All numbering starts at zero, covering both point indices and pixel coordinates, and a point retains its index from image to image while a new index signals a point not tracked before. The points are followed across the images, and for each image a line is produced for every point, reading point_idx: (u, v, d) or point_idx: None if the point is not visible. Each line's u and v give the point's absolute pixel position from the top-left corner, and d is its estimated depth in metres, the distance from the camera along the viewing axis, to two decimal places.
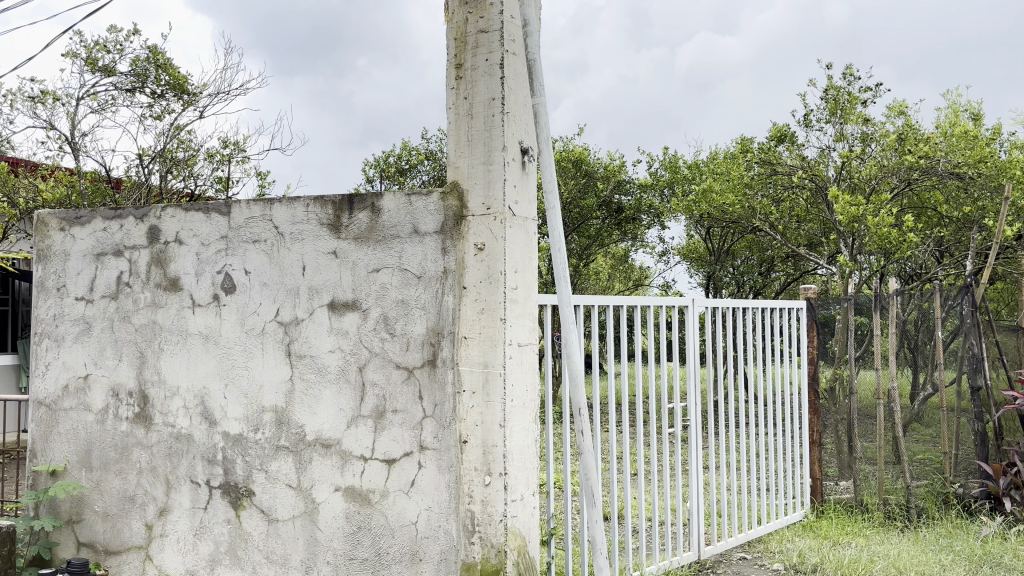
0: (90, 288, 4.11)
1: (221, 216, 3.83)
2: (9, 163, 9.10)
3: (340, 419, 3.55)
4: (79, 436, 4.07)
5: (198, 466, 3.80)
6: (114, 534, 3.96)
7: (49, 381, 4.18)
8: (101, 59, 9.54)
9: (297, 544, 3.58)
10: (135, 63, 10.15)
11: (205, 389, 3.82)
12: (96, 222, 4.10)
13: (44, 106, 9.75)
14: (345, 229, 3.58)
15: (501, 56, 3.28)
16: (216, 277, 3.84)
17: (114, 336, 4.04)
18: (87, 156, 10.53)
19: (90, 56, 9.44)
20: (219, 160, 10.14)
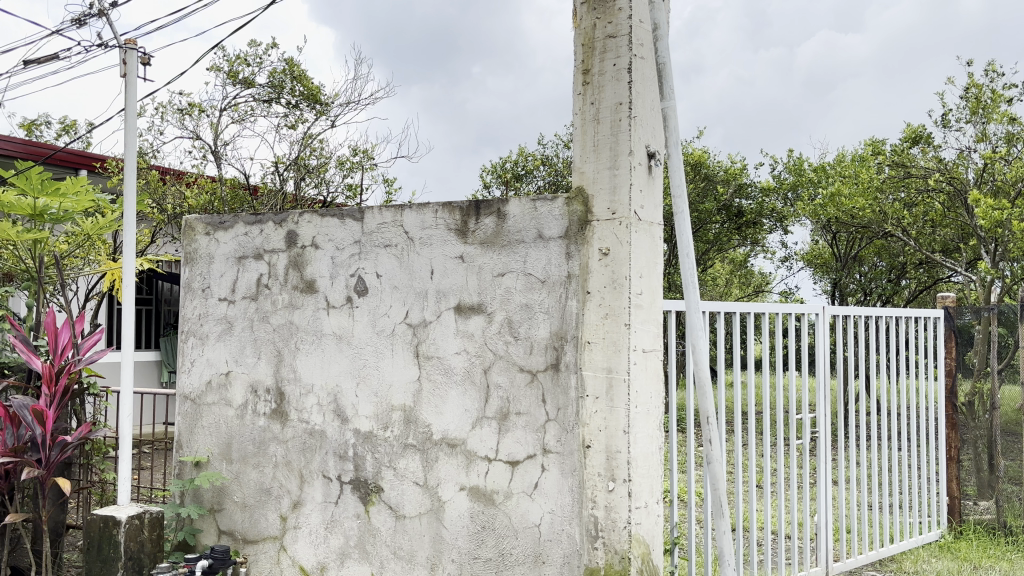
0: (233, 289, 4.33)
1: (355, 221, 3.98)
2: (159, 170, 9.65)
3: (465, 420, 3.62)
4: (220, 429, 4.29)
5: (330, 461, 3.95)
6: (252, 524, 4.15)
7: (194, 376, 4.42)
8: (241, 72, 10.05)
9: (424, 541, 3.67)
10: (272, 75, 10.64)
11: (338, 387, 3.97)
12: (238, 227, 4.32)
13: (191, 117, 10.35)
14: (471, 234, 3.66)
15: (629, 61, 3.27)
16: (350, 280, 3.99)
17: (254, 335, 4.25)
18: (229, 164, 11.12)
19: (232, 69, 9.96)
20: (349, 167, 10.50)
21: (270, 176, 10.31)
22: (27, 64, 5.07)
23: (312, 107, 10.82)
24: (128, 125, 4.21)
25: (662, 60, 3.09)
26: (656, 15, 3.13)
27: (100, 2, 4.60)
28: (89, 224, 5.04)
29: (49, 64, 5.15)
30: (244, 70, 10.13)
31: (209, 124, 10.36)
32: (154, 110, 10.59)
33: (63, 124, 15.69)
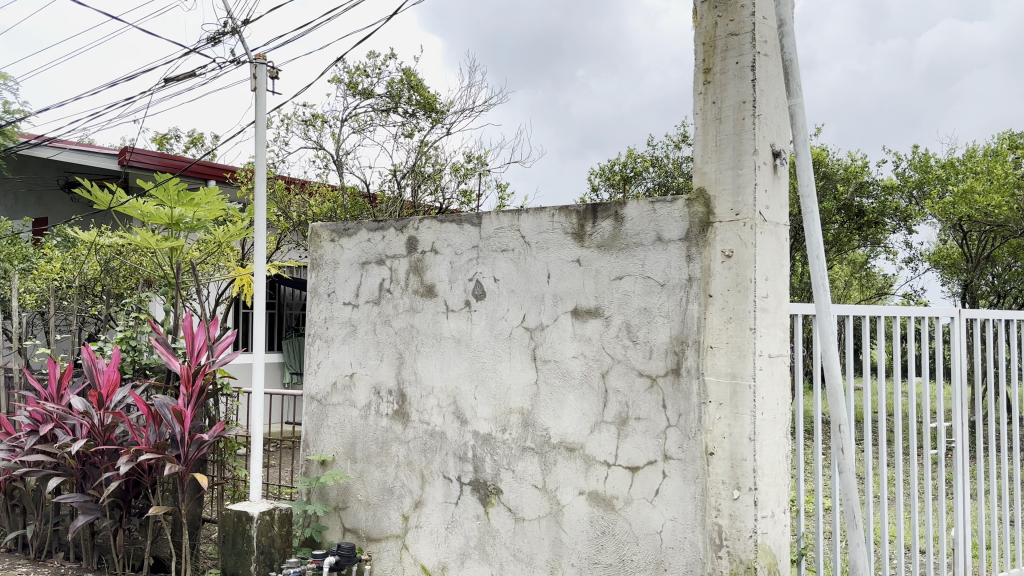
0: (356, 294, 4.47)
1: (473, 226, 4.03)
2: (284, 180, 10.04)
3: (583, 424, 3.61)
4: (345, 429, 4.43)
5: (450, 462, 4.01)
6: (375, 522, 4.25)
7: (320, 378, 4.58)
8: (361, 83, 10.35)
9: (544, 544, 3.67)
10: (390, 85, 10.92)
11: (457, 389, 4.03)
12: (361, 233, 4.45)
13: (314, 128, 10.74)
14: (588, 237, 3.65)
15: (752, 59, 3.20)
16: (468, 285, 4.04)
17: (376, 338, 4.36)
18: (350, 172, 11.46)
19: (352, 80, 10.28)
20: (463, 173, 10.66)
21: (389, 183, 10.60)
22: (166, 82, 5.38)
23: (429, 115, 11.03)
24: (258, 137, 4.39)
25: (788, 56, 3.00)
26: (781, 12, 3.05)
27: (232, 21, 4.83)
28: (221, 232, 5.29)
29: (186, 81, 5.45)
30: (364, 81, 10.44)
31: (331, 134, 10.72)
32: (280, 122, 11.03)
33: (192, 136, 16.58)
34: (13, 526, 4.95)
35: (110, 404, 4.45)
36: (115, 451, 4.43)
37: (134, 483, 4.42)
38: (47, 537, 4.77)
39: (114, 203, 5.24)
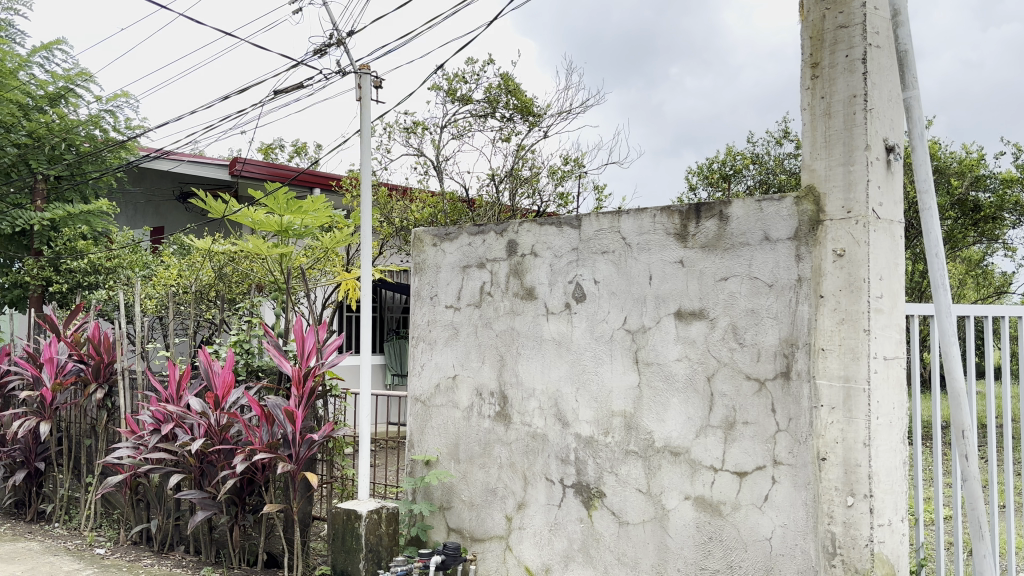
0: (458, 297, 4.52)
1: (573, 228, 4.03)
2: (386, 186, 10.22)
3: (688, 427, 3.56)
4: (448, 430, 4.48)
5: (552, 465, 4.02)
6: (479, 522, 4.29)
7: (423, 379, 4.65)
8: (459, 89, 10.50)
9: (648, 548, 3.64)
10: (488, 91, 11.03)
11: (559, 391, 4.03)
12: (462, 237, 4.51)
13: (415, 135, 10.95)
14: (692, 237, 3.60)
15: (863, 51, 3.09)
16: (568, 287, 4.04)
17: (478, 340, 4.41)
18: (450, 178, 11.64)
19: (451, 87, 10.44)
20: (560, 176, 10.68)
21: (487, 188, 10.75)
22: (276, 94, 5.58)
23: (526, 118, 11.10)
24: (364, 145, 4.51)
25: (903, 48, 2.89)
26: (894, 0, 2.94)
27: (337, 32, 4.98)
28: (328, 239, 5.45)
29: (294, 93, 5.63)
30: (462, 87, 10.58)
31: (431, 140, 10.92)
32: (383, 130, 11.30)
33: (296, 146, 17.17)
34: (138, 519, 5.23)
35: (225, 405, 4.64)
36: (230, 450, 4.62)
37: (248, 481, 4.60)
38: (169, 531, 5.02)
39: (227, 213, 5.46)
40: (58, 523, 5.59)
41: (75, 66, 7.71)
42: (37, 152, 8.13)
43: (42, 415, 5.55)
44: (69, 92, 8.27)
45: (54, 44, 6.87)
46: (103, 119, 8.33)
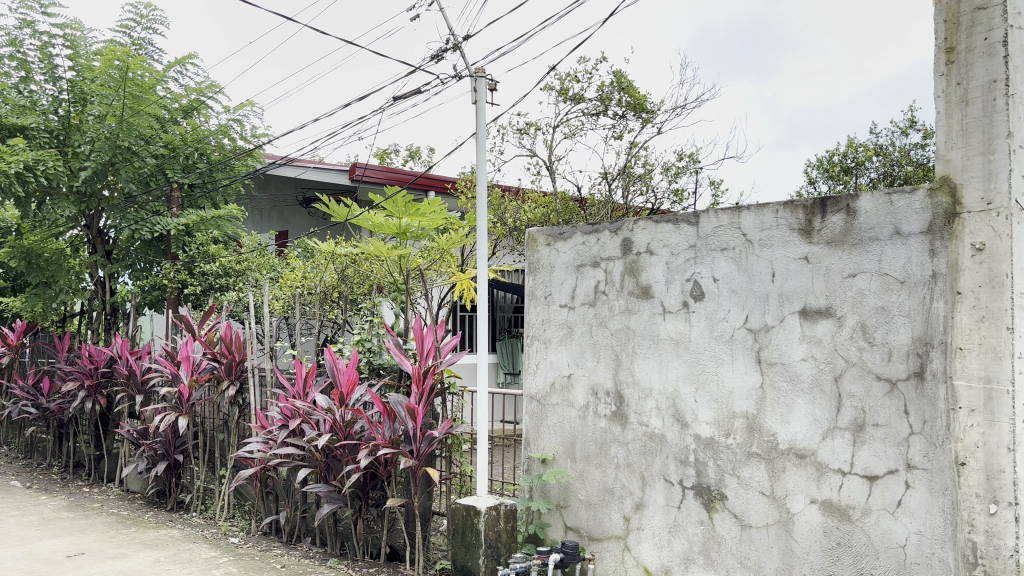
0: (573, 296, 4.52)
1: (690, 226, 3.98)
2: (500, 186, 10.34)
3: (813, 430, 3.45)
4: (564, 429, 4.48)
5: (671, 466, 3.97)
6: (596, 522, 4.28)
7: (539, 378, 4.66)
8: (572, 88, 10.51)
9: (773, 552, 3.55)
10: (601, 89, 10.98)
11: (677, 392, 3.98)
12: (576, 236, 4.50)
13: (528, 136, 11.03)
14: (817, 233, 3.49)
15: (1004, 33, 2.92)
16: (686, 285, 3.98)
17: (593, 339, 4.39)
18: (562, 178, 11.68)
19: (563, 86, 10.46)
20: (674, 172, 10.54)
21: (599, 186, 10.73)
22: (395, 100, 5.73)
23: (639, 115, 11.02)
24: (479, 147, 4.57)
25: None
26: None
27: (453, 37, 5.07)
28: (444, 240, 5.56)
29: (412, 98, 5.76)
30: (574, 86, 10.59)
31: (543, 140, 10.98)
32: (496, 131, 11.43)
33: (409, 150, 17.60)
34: (268, 511, 5.46)
35: (349, 402, 4.81)
36: (354, 446, 4.78)
37: (371, 476, 4.74)
38: (296, 523, 5.22)
39: (348, 216, 5.64)
40: (196, 513, 5.91)
41: (206, 78, 8.10)
42: (173, 162, 8.20)
43: (181, 410, 5.88)
44: (202, 104, 8.35)
45: (187, 57, 7.23)
46: (230, 127, 8.63)
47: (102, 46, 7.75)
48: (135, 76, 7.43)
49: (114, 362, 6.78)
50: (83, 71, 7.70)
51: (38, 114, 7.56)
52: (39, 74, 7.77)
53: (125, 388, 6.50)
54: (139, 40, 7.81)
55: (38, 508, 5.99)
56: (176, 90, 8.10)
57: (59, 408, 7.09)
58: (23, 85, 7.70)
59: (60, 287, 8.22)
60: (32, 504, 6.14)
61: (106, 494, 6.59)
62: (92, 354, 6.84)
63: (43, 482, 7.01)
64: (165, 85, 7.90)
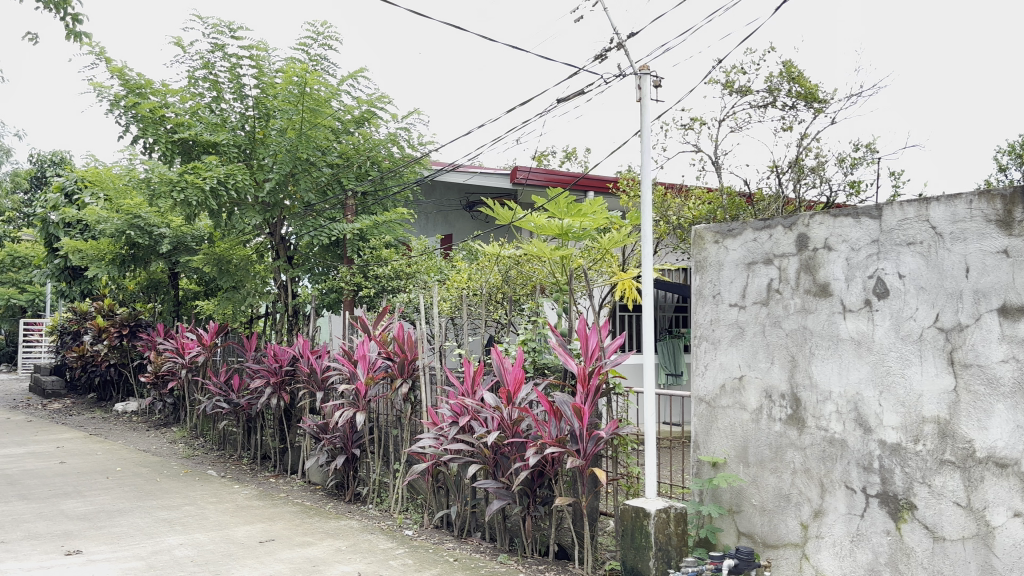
0: (743, 295, 4.37)
1: (871, 219, 3.79)
2: (664, 184, 10.21)
3: (1017, 437, 3.19)
4: (736, 432, 4.35)
5: (853, 472, 3.78)
6: (771, 528, 4.13)
7: (708, 380, 4.53)
8: (737, 81, 10.24)
9: (970, 568, 3.31)
10: (769, 80, 10.62)
11: (859, 395, 3.78)
12: (747, 233, 4.38)
13: (692, 131, 10.84)
14: (1018, 225, 3.25)
15: None
16: (867, 282, 3.78)
17: (766, 340, 4.24)
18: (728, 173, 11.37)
19: (728, 79, 10.21)
20: (849, 163, 10.04)
21: (768, 180, 10.39)
22: (559, 102, 5.77)
23: (810, 106, 10.58)
24: (645, 144, 4.53)
25: None
26: None
27: (616, 36, 5.04)
28: (606, 240, 5.53)
29: (575, 99, 5.79)
30: (740, 79, 10.30)
31: (708, 135, 10.76)
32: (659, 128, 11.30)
33: (568, 151, 17.72)
34: (440, 505, 5.65)
35: (517, 400, 4.90)
36: (522, 444, 4.86)
37: (539, 474, 4.79)
38: (467, 518, 5.37)
39: (512, 219, 5.72)
40: (372, 505, 6.19)
41: (376, 89, 8.44)
42: (347, 171, 8.66)
43: (358, 406, 6.20)
44: (373, 115, 8.60)
45: (358, 70, 7.57)
46: (398, 135, 8.89)
47: (283, 64, 8.23)
48: (312, 90, 7.79)
49: (296, 359, 7.23)
50: (266, 89, 8.21)
51: (228, 131, 8.23)
52: (228, 92, 8.35)
53: (307, 385, 6.91)
54: (316, 57, 8.27)
55: (233, 496, 6.48)
56: (348, 102, 8.48)
57: (248, 403, 7.62)
58: (215, 104, 8.35)
59: (248, 291, 8.83)
60: (227, 492, 6.64)
61: (291, 484, 7.03)
62: (277, 353, 7.33)
63: (235, 471, 7.57)
64: (339, 98, 8.28)
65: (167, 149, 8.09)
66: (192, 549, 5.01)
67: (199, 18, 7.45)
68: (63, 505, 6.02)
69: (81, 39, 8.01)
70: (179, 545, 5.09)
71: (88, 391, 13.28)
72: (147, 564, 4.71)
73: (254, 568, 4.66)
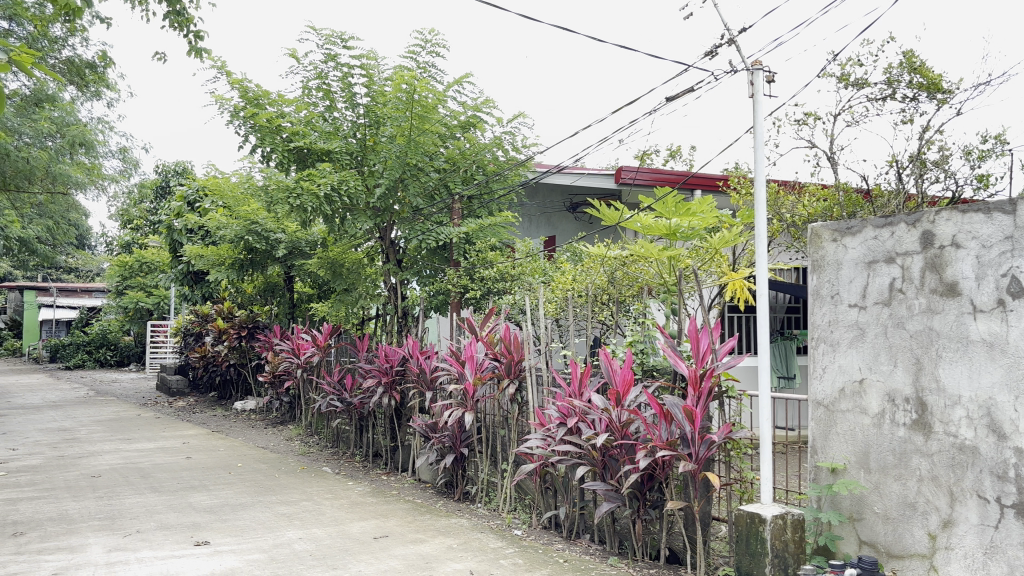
0: (863, 295, 4.22)
1: (1004, 214, 3.60)
2: (776, 181, 9.96)
3: None
4: (857, 437, 4.19)
5: (986, 481, 3.59)
6: (896, 538, 3.96)
7: (826, 383, 4.39)
8: (854, 73, 9.89)
9: None
10: (888, 72, 10.22)
11: (992, 400, 3.59)
12: (867, 230, 4.22)
13: (806, 126, 10.53)
14: None
15: None
16: (1001, 281, 3.59)
17: (888, 341, 4.08)
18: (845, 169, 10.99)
19: (844, 72, 9.87)
20: (977, 156, 9.55)
21: (888, 175, 9.99)
22: (668, 101, 5.71)
23: (933, 96, 10.11)
24: (757, 141, 4.43)
25: None
26: None
27: (728, 32, 4.96)
28: (715, 239, 5.43)
29: (683, 97, 5.71)
30: (857, 71, 9.95)
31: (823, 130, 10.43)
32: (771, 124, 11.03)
33: (671, 150, 17.49)
34: (548, 506, 5.67)
35: (626, 402, 4.87)
36: (631, 446, 4.81)
37: (649, 477, 4.73)
38: (576, 519, 5.36)
39: (620, 219, 5.67)
40: (481, 505, 6.26)
41: (482, 94, 8.54)
42: (454, 175, 8.81)
43: (466, 406, 6.27)
44: (479, 120, 8.70)
45: (464, 76, 7.68)
46: (504, 139, 8.95)
47: (392, 72, 8.43)
48: (420, 97, 7.93)
49: (406, 360, 7.40)
50: (376, 97, 8.42)
51: (340, 139, 8.50)
52: (341, 101, 8.59)
53: (417, 385, 7.06)
54: (424, 64, 8.44)
55: (347, 493, 6.67)
56: (454, 107, 8.61)
57: (361, 402, 7.83)
58: (328, 112, 8.63)
59: (360, 293, 9.12)
60: (341, 488, 6.85)
61: (402, 482, 7.19)
62: (388, 354, 7.51)
63: (349, 469, 7.80)
64: (445, 104, 8.43)
65: (283, 158, 8.39)
66: (310, 543, 5.19)
67: (314, 30, 7.71)
68: (191, 498, 6.34)
69: (203, 55, 8.41)
70: (298, 539, 5.29)
71: (209, 390, 13.96)
72: (269, 556, 4.91)
73: (371, 563, 4.78)
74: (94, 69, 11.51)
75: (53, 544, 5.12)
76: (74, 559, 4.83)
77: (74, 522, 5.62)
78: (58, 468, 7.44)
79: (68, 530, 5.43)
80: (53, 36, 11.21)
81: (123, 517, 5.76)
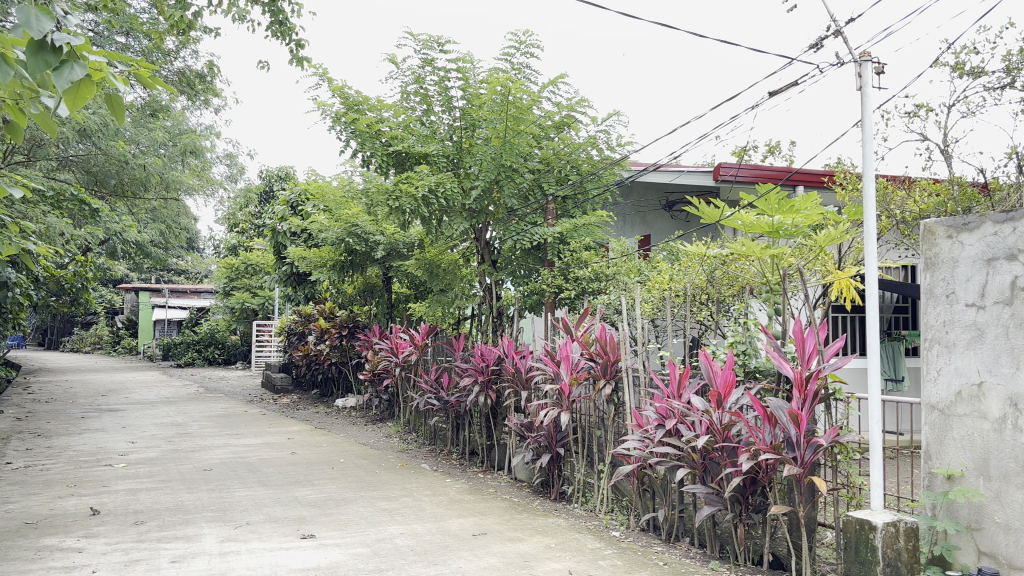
0: (981, 295, 4.03)
1: None
2: (884, 176, 9.61)
3: None
4: (975, 443, 4.00)
5: None
6: (1020, 550, 3.77)
7: (941, 386, 4.21)
8: (969, 62, 9.45)
9: None
10: (1006, 59, 9.72)
11: None
12: (986, 226, 4.03)
13: (917, 119, 10.12)
14: None
15: None
16: None
17: (1010, 343, 3.88)
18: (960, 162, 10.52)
19: (958, 61, 9.44)
20: None
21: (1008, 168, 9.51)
22: (771, 96, 5.58)
23: None
24: (866, 135, 4.29)
25: None
26: None
27: (834, 23, 4.82)
28: (821, 237, 5.27)
29: (787, 92, 5.58)
30: (972, 60, 9.50)
31: (937, 123, 10.01)
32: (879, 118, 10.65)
33: (769, 146, 17.06)
34: (646, 508, 5.62)
35: (728, 404, 4.79)
36: (732, 449, 4.71)
37: (752, 481, 4.63)
38: (675, 522, 5.29)
39: (719, 217, 5.56)
40: (578, 504, 6.25)
41: (576, 93, 8.52)
42: (548, 176, 8.83)
43: (562, 406, 6.25)
44: (573, 119, 8.68)
45: (559, 76, 7.68)
46: (598, 138, 8.92)
47: (487, 75, 8.51)
48: (515, 99, 7.98)
49: (502, 359, 7.45)
50: (472, 100, 8.51)
51: (437, 142, 8.66)
52: (437, 105, 8.75)
53: (513, 384, 7.10)
54: (519, 65, 8.49)
55: (446, 490, 6.77)
56: (549, 108, 8.62)
57: (457, 401, 7.92)
58: (426, 116, 8.79)
59: (456, 294, 9.25)
60: (440, 485, 6.95)
61: (499, 481, 7.24)
62: (484, 353, 7.59)
63: (446, 466, 7.92)
64: (540, 104, 8.46)
65: (382, 162, 8.71)
66: (411, 539, 5.29)
67: (411, 35, 7.86)
68: (297, 492, 6.56)
69: (306, 64, 8.70)
70: (400, 534, 5.40)
71: (312, 387, 14.42)
72: (372, 550, 5.03)
73: (471, 560, 4.85)
74: (204, 79, 12.04)
75: (170, 533, 5.38)
76: (190, 548, 5.06)
77: (189, 513, 5.88)
78: (173, 461, 7.82)
79: (183, 520, 5.70)
80: (166, 49, 11.78)
81: (234, 509, 6.00)
